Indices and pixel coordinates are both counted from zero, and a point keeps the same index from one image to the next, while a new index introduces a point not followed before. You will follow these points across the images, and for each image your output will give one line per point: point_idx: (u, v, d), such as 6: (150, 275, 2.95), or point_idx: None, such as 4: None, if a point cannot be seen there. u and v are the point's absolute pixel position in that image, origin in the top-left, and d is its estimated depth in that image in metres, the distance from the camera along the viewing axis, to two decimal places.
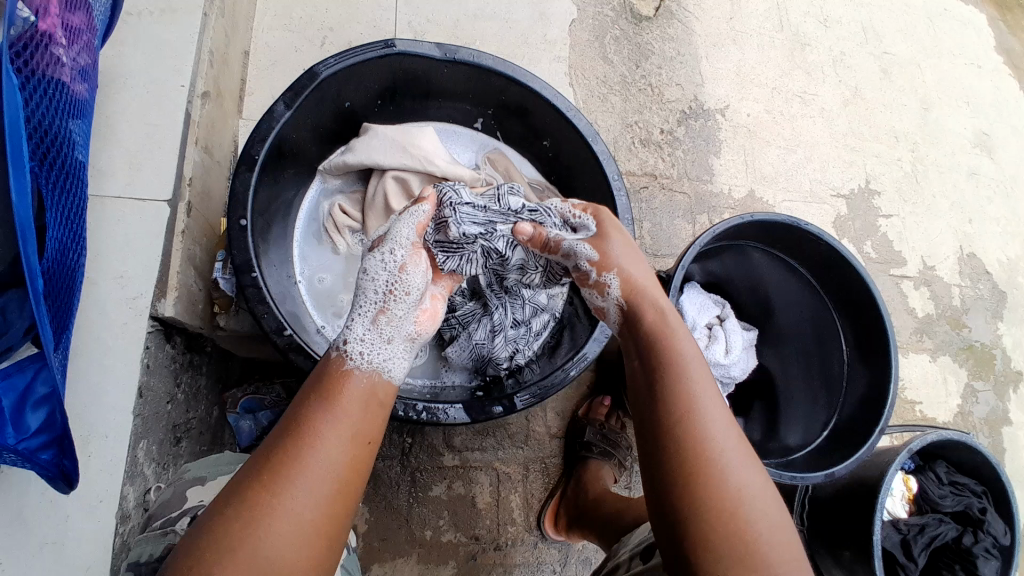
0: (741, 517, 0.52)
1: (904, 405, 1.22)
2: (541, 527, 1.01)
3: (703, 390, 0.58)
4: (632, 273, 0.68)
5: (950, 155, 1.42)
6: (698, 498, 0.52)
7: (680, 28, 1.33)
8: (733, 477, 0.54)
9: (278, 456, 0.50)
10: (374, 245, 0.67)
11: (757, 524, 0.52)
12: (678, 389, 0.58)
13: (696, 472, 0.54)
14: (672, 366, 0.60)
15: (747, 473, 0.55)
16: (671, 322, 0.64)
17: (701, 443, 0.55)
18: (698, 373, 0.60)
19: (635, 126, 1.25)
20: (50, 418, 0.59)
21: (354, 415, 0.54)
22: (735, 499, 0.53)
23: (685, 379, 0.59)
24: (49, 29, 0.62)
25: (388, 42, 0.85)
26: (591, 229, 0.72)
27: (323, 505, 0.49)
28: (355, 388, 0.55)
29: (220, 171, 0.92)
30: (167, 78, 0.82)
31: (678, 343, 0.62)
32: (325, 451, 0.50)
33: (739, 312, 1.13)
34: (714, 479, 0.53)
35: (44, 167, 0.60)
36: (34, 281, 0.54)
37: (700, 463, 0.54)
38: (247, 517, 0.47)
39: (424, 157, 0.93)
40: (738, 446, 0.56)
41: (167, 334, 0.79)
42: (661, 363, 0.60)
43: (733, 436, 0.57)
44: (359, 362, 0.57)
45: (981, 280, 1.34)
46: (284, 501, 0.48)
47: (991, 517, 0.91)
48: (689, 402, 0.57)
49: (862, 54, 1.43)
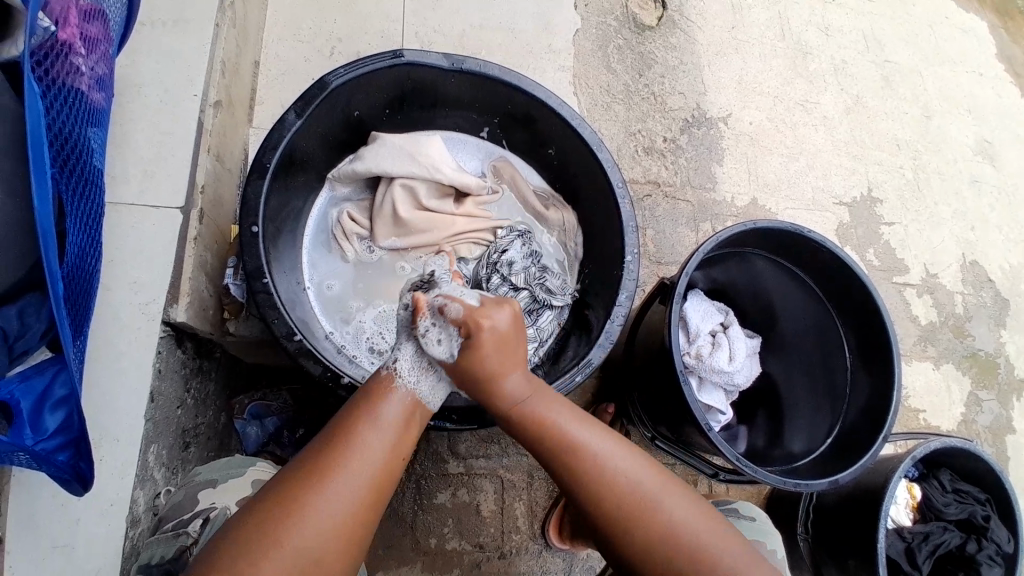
0: (689, 548, 0.57)
1: (907, 413, 1.22)
2: (545, 536, 1.02)
3: (603, 443, 0.61)
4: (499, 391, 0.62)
5: (952, 162, 1.43)
6: (652, 529, 0.58)
7: (683, 37, 1.35)
8: (679, 508, 0.59)
9: (321, 458, 0.54)
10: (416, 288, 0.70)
11: (709, 540, 0.58)
12: (581, 458, 0.60)
13: (633, 516, 0.58)
14: (570, 443, 0.60)
15: (682, 507, 0.59)
16: (539, 404, 0.62)
17: (628, 491, 0.59)
18: (591, 435, 0.61)
19: (639, 134, 1.27)
20: (67, 420, 0.60)
21: (391, 431, 0.58)
22: (675, 531, 0.58)
23: (584, 450, 0.60)
24: (69, 39, 0.64)
25: (397, 53, 0.87)
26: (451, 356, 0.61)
27: (355, 511, 0.53)
28: (395, 405, 0.59)
29: (231, 178, 0.93)
30: (180, 87, 0.83)
31: (567, 420, 0.62)
32: (362, 456, 0.54)
33: (742, 320, 1.14)
34: (660, 511, 0.58)
35: (65, 174, 0.62)
36: (54, 286, 0.55)
37: (634, 512, 0.58)
38: (284, 515, 0.50)
39: (432, 165, 0.94)
40: (664, 486, 0.60)
41: (178, 340, 0.80)
42: (552, 442, 0.61)
43: (654, 482, 0.60)
44: (406, 380, 0.61)
45: (983, 287, 1.35)
46: (319, 503, 0.51)
47: (995, 525, 0.91)
48: (595, 457, 0.60)
49: (863, 62, 1.45)
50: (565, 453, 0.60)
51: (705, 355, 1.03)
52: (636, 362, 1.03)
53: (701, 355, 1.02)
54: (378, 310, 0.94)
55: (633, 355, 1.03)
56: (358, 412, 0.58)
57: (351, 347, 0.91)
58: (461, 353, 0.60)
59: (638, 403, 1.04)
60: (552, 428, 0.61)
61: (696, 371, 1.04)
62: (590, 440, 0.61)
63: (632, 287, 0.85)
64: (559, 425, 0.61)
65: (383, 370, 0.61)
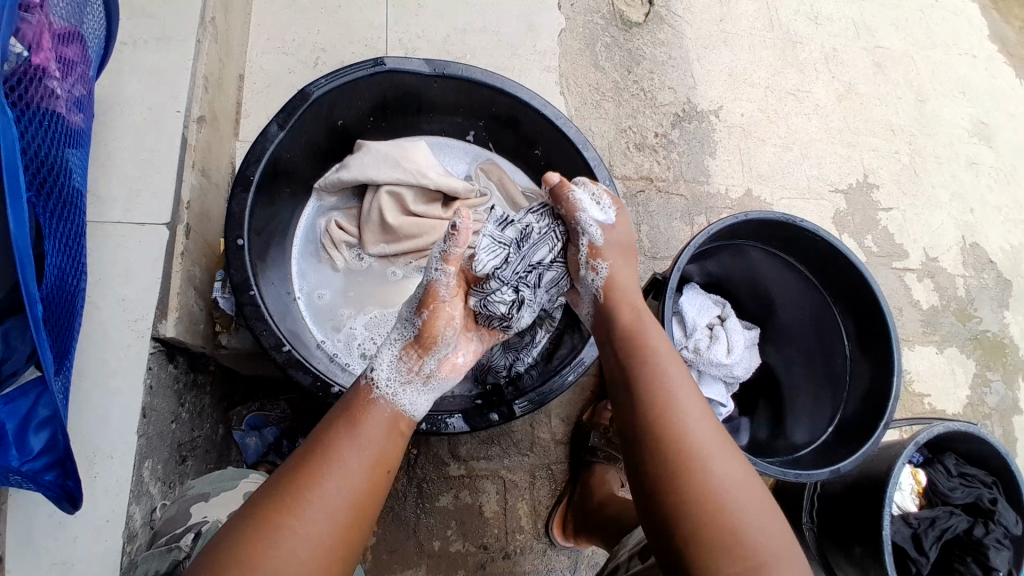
0: (733, 518, 0.54)
1: (912, 398, 1.21)
2: (549, 533, 1.01)
3: (684, 390, 0.61)
4: (626, 276, 0.73)
5: (948, 145, 1.41)
6: (699, 494, 0.54)
7: (671, 32, 1.34)
8: (727, 475, 0.56)
9: (301, 470, 0.54)
10: None
11: (748, 515, 0.54)
12: (659, 389, 0.61)
13: (685, 463, 0.56)
14: (653, 376, 0.62)
15: (733, 470, 0.56)
16: (646, 323, 0.68)
17: (691, 441, 0.57)
18: (677, 372, 0.62)
19: (629, 131, 1.26)
20: (52, 440, 0.60)
21: (373, 444, 0.57)
22: (718, 492, 0.54)
23: (665, 382, 0.61)
24: (43, 63, 0.64)
25: (377, 60, 0.87)
26: (609, 217, 0.75)
27: (336, 526, 0.53)
28: (379, 416, 0.59)
29: (218, 192, 0.94)
30: (163, 103, 0.84)
31: (660, 352, 0.64)
32: (342, 470, 0.54)
33: (740, 311, 1.13)
34: (710, 471, 0.55)
35: (42, 197, 0.62)
36: (32, 309, 0.56)
37: (687, 457, 0.56)
38: (261, 532, 0.50)
39: (417, 170, 0.94)
40: (718, 448, 0.57)
41: (169, 355, 0.80)
42: (640, 364, 0.63)
43: (711, 441, 0.58)
44: (383, 392, 0.61)
45: (985, 269, 1.33)
46: (298, 519, 0.51)
47: (1002, 507, 0.90)
48: (675, 397, 0.60)
49: (855, 49, 1.44)
50: (645, 378, 0.61)
51: (703, 347, 1.01)
52: None
53: (699, 348, 1.01)
54: (370, 316, 0.94)
55: None
56: (341, 423, 0.58)
57: (343, 355, 0.91)
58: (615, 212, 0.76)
59: None
60: (647, 352, 0.64)
61: (695, 365, 1.03)
62: (675, 380, 0.62)
63: None
64: (654, 352, 0.64)
65: (362, 381, 0.62)
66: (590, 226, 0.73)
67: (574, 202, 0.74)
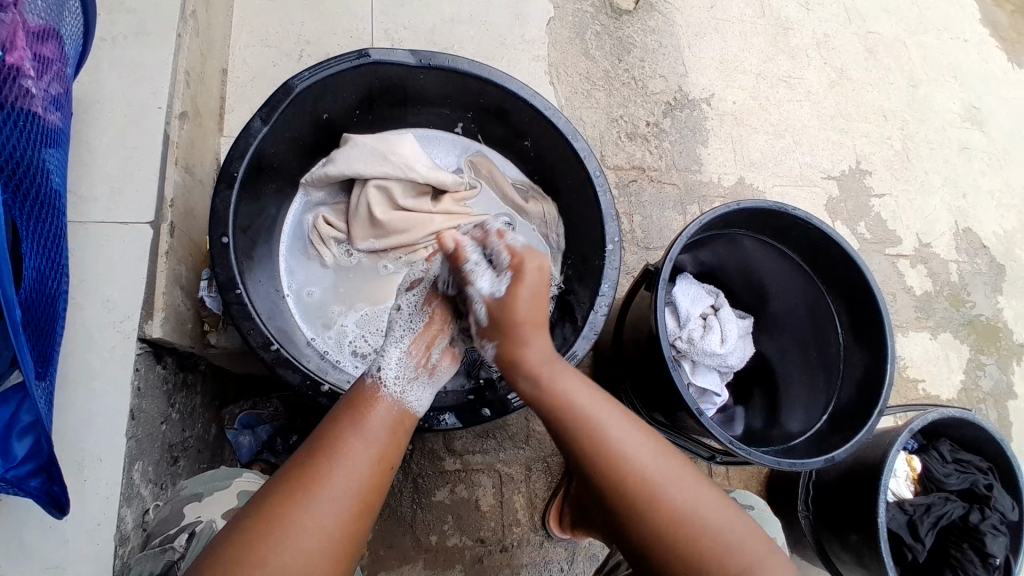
0: (702, 533, 0.56)
1: (906, 384, 1.21)
2: (546, 526, 1.01)
3: (619, 431, 0.59)
4: (531, 343, 0.62)
5: (941, 130, 1.41)
6: (665, 518, 0.57)
7: (661, 19, 1.33)
8: (687, 498, 0.57)
9: (307, 466, 0.53)
10: (409, 286, 0.76)
11: (709, 520, 0.57)
12: (594, 438, 0.59)
13: (637, 497, 0.57)
14: (585, 424, 0.59)
15: (686, 486, 0.58)
16: (560, 377, 0.61)
17: (641, 480, 0.57)
18: (606, 416, 0.60)
19: (620, 120, 1.25)
20: (36, 446, 0.59)
21: (379, 440, 0.57)
22: (675, 511, 0.57)
23: (596, 429, 0.59)
24: (17, 62, 0.62)
25: (362, 52, 0.85)
26: (501, 289, 0.63)
27: (344, 522, 0.52)
28: (382, 412, 0.59)
29: (203, 189, 0.92)
30: (143, 100, 0.82)
31: (581, 398, 0.60)
32: (349, 466, 0.54)
33: (733, 300, 1.13)
34: (667, 499, 0.57)
35: (18, 200, 0.60)
36: (11, 312, 0.54)
37: (638, 491, 0.57)
38: (267, 529, 0.50)
39: (405, 164, 0.93)
40: (670, 473, 0.58)
41: (157, 355, 0.79)
42: (565, 416, 0.60)
43: (661, 470, 0.58)
44: (392, 389, 0.61)
45: (978, 254, 1.33)
46: (305, 516, 0.51)
47: (998, 493, 0.90)
48: (611, 444, 0.58)
49: (846, 34, 1.43)
50: (576, 433, 0.59)
51: (696, 338, 1.01)
52: (625, 351, 1.01)
53: (693, 339, 1.01)
54: (360, 313, 0.93)
55: (622, 346, 1.02)
56: (345, 420, 0.58)
57: (334, 353, 0.90)
58: (511, 286, 0.62)
59: (631, 391, 1.03)
60: (568, 405, 0.60)
61: (688, 356, 1.02)
62: (607, 424, 0.59)
63: (614, 277, 0.84)
64: (573, 406, 0.60)
65: (367, 380, 0.61)
66: (474, 297, 0.64)
67: (467, 271, 0.65)
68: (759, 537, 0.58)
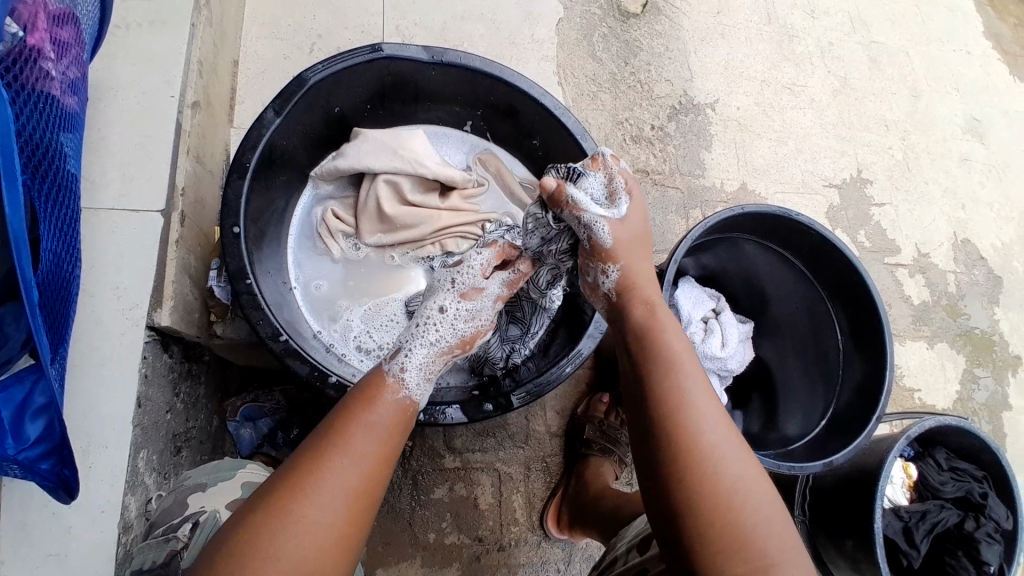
0: (747, 522, 0.52)
1: (902, 393, 1.22)
2: (543, 526, 1.02)
3: (702, 396, 0.58)
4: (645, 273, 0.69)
5: (941, 141, 1.42)
6: (716, 496, 0.53)
7: (668, 24, 1.34)
8: (741, 479, 0.54)
9: (305, 462, 0.53)
10: (463, 291, 0.70)
11: (757, 516, 0.53)
12: (676, 393, 0.58)
13: (698, 466, 0.54)
14: (667, 370, 0.60)
15: (741, 468, 0.55)
16: (663, 321, 0.65)
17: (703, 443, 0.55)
18: (694, 376, 0.59)
19: (626, 123, 1.26)
20: (48, 427, 0.60)
21: (385, 431, 0.57)
22: (730, 497, 0.53)
23: (677, 382, 0.59)
24: (38, 44, 0.63)
25: (375, 46, 0.86)
26: (620, 212, 0.68)
27: (344, 515, 0.52)
28: (389, 402, 0.60)
29: (212, 179, 0.92)
30: (156, 88, 0.82)
31: (671, 349, 0.62)
32: (356, 455, 0.54)
33: (735, 305, 1.13)
34: (724, 474, 0.54)
35: (37, 180, 0.61)
36: (29, 293, 0.55)
37: (701, 460, 0.54)
38: (269, 520, 0.50)
39: (415, 160, 0.93)
40: (733, 451, 0.56)
41: (164, 344, 0.79)
42: (655, 363, 0.60)
43: (726, 442, 0.56)
44: (410, 390, 0.62)
45: (976, 265, 1.35)
46: (303, 507, 0.51)
47: (992, 502, 0.92)
48: (689, 403, 0.57)
49: (850, 43, 1.44)
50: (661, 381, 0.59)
51: (697, 341, 1.02)
52: None
53: (694, 342, 1.02)
54: (366, 308, 0.93)
55: None
56: (354, 413, 0.58)
57: (340, 345, 0.91)
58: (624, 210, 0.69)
59: None
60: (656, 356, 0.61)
61: None
62: (691, 385, 0.59)
63: None
64: (661, 358, 0.61)
65: (388, 376, 0.62)
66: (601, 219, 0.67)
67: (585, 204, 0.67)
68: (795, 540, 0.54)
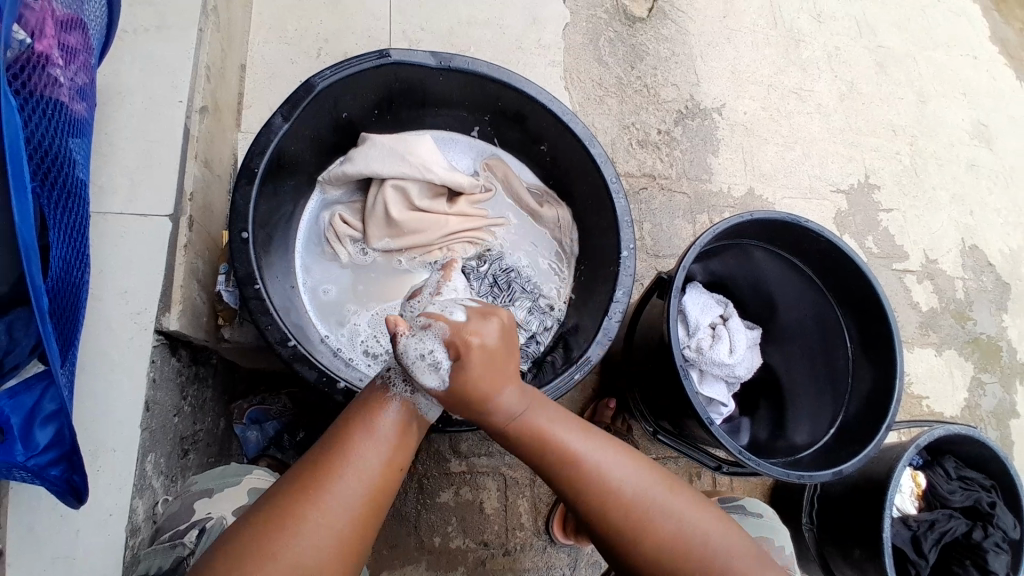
0: (703, 554, 0.58)
1: (910, 399, 1.22)
2: (549, 532, 1.01)
3: (618, 470, 0.60)
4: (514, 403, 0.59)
5: (949, 146, 1.42)
6: (670, 551, 0.58)
7: (675, 28, 1.34)
8: (688, 521, 0.59)
9: (314, 471, 0.53)
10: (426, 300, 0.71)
11: (712, 545, 0.59)
12: (587, 479, 0.59)
13: (638, 529, 0.58)
14: (571, 461, 0.59)
15: (684, 515, 0.59)
16: (543, 426, 0.60)
17: (637, 511, 0.59)
18: (598, 454, 0.60)
19: (632, 127, 1.26)
20: (58, 434, 0.60)
21: (391, 440, 0.57)
22: (678, 540, 0.58)
23: (585, 467, 0.59)
24: (46, 51, 0.63)
25: (383, 52, 0.86)
26: (443, 381, 0.56)
27: (351, 525, 0.53)
28: (396, 408, 0.59)
29: (220, 184, 0.92)
30: (165, 94, 0.82)
31: (562, 437, 0.60)
32: (361, 465, 0.54)
33: (742, 310, 1.13)
34: (669, 525, 0.59)
35: (46, 187, 0.61)
36: (39, 300, 0.55)
37: (641, 525, 0.58)
38: (279, 528, 0.50)
39: (423, 166, 0.93)
40: (670, 506, 0.59)
41: (172, 348, 0.79)
42: (554, 459, 0.60)
43: (660, 498, 0.60)
44: (400, 389, 0.60)
45: (983, 271, 1.34)
46: (315, 514, 0.51)
47: (1000, 511, 0.91)
48: (605, 481, 0.59)
49: (857, 48, 1.43)
50: (570, 476, 0.59)
51: (705, 348, 1.01)
52: (635, 360, 1.02)
53: (701, 348, 1.01)
54: (373, 313, 0.93)
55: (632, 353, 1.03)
56: (357, 420, 0.58)
57: (347, 351, 0.90)
58: (452, 373, 0.56)
59: (640, 400, 1.03)
60: (554, 453, 0.59)
61: (696, 364, 1.03)
62: (602, 463, 0.60)
63: (629, 282, 0.84)
64: (558, 449, 0.60)
65: (378, 380, 0.61)
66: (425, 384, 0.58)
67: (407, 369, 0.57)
68: (748, 547, 0.61)
